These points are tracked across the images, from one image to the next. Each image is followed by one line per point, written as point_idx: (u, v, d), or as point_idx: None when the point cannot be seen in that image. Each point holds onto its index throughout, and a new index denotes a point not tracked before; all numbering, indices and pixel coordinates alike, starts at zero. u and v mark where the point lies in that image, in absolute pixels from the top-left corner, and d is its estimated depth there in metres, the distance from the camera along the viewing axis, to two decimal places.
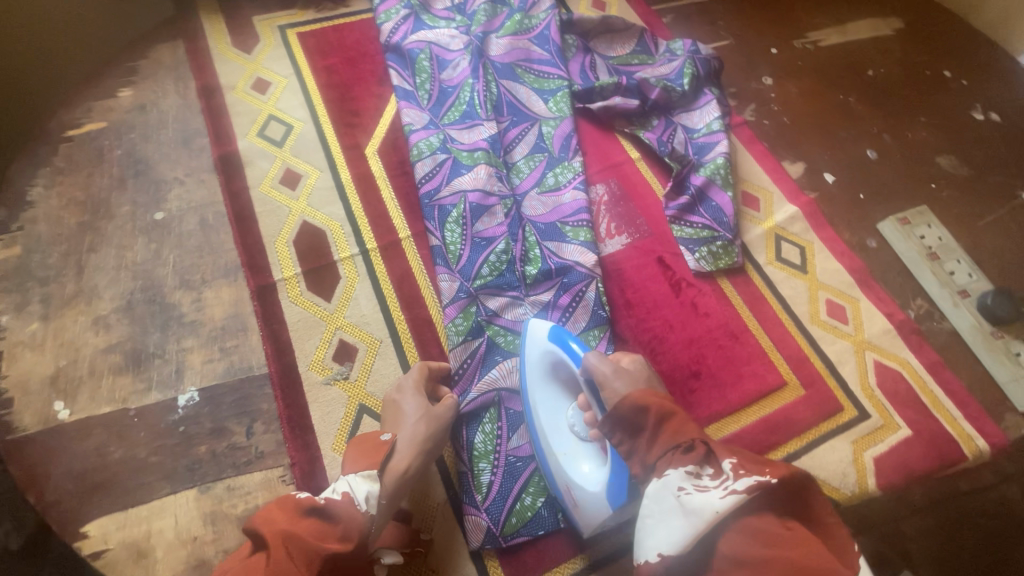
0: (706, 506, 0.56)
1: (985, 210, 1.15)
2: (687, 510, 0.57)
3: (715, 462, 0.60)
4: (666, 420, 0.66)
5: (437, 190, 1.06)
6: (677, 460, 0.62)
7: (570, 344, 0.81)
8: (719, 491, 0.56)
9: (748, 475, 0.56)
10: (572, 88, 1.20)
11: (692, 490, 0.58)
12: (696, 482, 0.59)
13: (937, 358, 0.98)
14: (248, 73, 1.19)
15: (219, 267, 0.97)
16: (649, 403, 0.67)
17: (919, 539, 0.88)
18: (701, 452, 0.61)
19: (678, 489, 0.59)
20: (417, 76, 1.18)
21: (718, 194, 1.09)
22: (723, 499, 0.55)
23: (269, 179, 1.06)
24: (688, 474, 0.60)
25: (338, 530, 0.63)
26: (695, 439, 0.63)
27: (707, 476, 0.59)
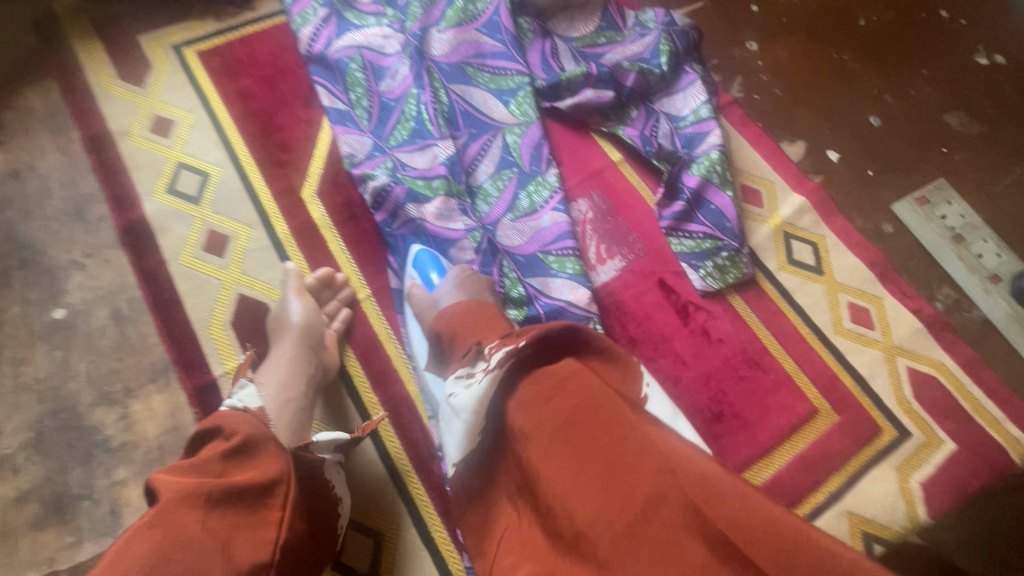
0: (468, 402, 0.61)
1: (1003, 173, 1.04)
2: (461, 410, 0.62)
3: (479, 355, 0.64)
4: (456, 331, 0.69)
5: (390, 221, 0.91)
6: (459, 364, 0.66)
7: (430, 272, 0.84)
8: (478, 382, 0.60)
9: (499, 352, 0.60)
10: (534, 85, 1.02)
11: (457, 393, 0.63)
12: (465, 380, 0.63)
13: (973, 355, 0.89)
14: (142, 112, 0.98)
15: (145, 369, 0.80)
16: (441, 324, 0.72)
17: (948, 525, 0.79)
18: (473, 354, 0.64)
19: (449, 393, 0.65)
20: (351, 91, 0.99)
21: (716, 194, 0.95)
22: (484, 381, 0.59)
23: (190, 248, 0.88)
24: (457, 377, 0.64)
25: (222, 434, 0.59)
26: (472, 344, 0.66)
27: (476, 368, 0.62)
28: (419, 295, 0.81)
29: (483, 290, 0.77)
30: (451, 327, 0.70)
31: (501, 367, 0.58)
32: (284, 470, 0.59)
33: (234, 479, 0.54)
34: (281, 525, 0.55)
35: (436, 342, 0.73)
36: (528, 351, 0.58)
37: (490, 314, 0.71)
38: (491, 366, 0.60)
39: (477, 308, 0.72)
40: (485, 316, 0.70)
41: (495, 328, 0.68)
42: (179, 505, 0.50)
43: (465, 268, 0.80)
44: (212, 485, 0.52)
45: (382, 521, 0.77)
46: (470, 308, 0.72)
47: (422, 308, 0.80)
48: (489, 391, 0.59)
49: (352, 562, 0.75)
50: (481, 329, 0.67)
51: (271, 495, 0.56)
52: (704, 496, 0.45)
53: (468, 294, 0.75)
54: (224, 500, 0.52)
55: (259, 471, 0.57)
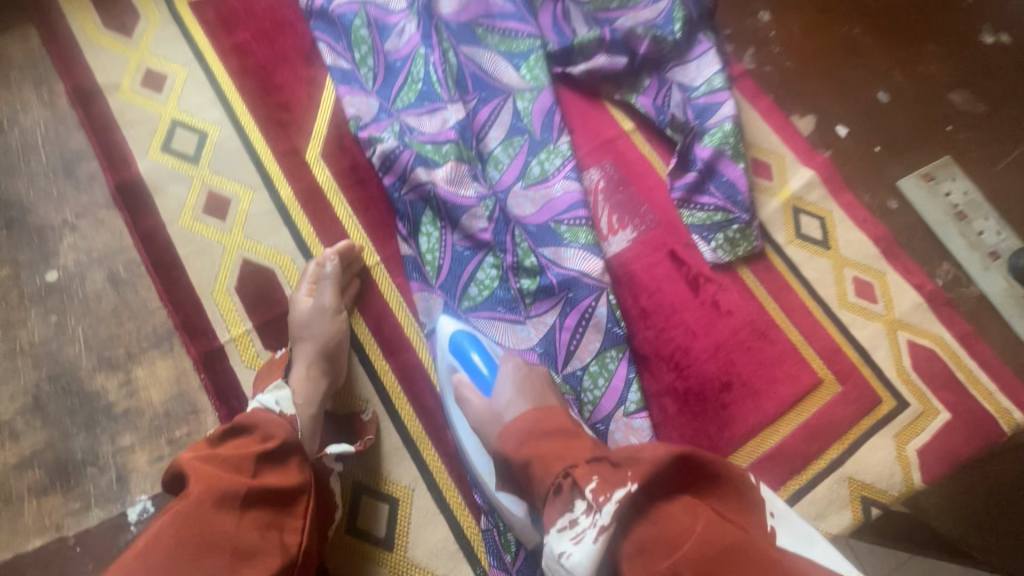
0: (584, 559, 0.50)
1: (1004, 152, 1.06)
2: (577, 570, 0.50)
3: (577, 494, 0.53)
4: (532, 461, 0.60)
5: (399, 186, 0.88)
6: (553, 510, 0.54)
7: (471, 354, 0.76)
8: (590, 535, 0.50)
9: (608, 499, 0.50)
10: (546, 49, 0.99)
11: (569, 550, 0.51)
12: (570, 533, 0.51)
13: (969, 329, 0.92)
14: (132, 65, 0.92)
15: (147, 335, 0.78)
16: (508, 446, 0.64)
17: (936, 495, 0.83)
18: (567, 491, 0.54)
19: (558, 552, 0.52)
20: (355, 50, 0.95)
21: (728, 166, 0.95)
22: (597, 538, 0.50)
23: (190, 210, 0.84)
24: (560, 531, 0.52)
25: (257, 434, 0.59)
26: (559, 474, 0.56)
27: (579, 515, 0.52)
28: (470, 397, 0.72)
29: (544, 392, 0.70)
30: (527, 454, 0.61)
31: (615, 522, 0.49)
32: (306, 479, 0.60)
33: (268, 482, 0.55)
34: (302, 532, 0.56)
35: (508, 466, 0.65)
36: (640, 494, 0.50)
37: (558, 420, 0.64)
38: (602, 522, 0.50)
39: (541, 415, 0.65)
40: (563, 436, 0.62)
41: (582, 446, 0.59)
42: (215, 504, 0.50)
43: (517, 363, 0.73)
44: (247, 487, 0.53)
45: (397, 486, 0.77)
46: (539, 421, 0.64)
47: (478, 414, 0.71)
48: (605, 549, 0.49)
49: (369, 528, 0.75)
50: (561, 454, 0.58)
51: (296, 503, 0.57)
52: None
53: (530, 399, 0.68)
54: (255, 503, 0.53)
55: (287, 479, 0.57)
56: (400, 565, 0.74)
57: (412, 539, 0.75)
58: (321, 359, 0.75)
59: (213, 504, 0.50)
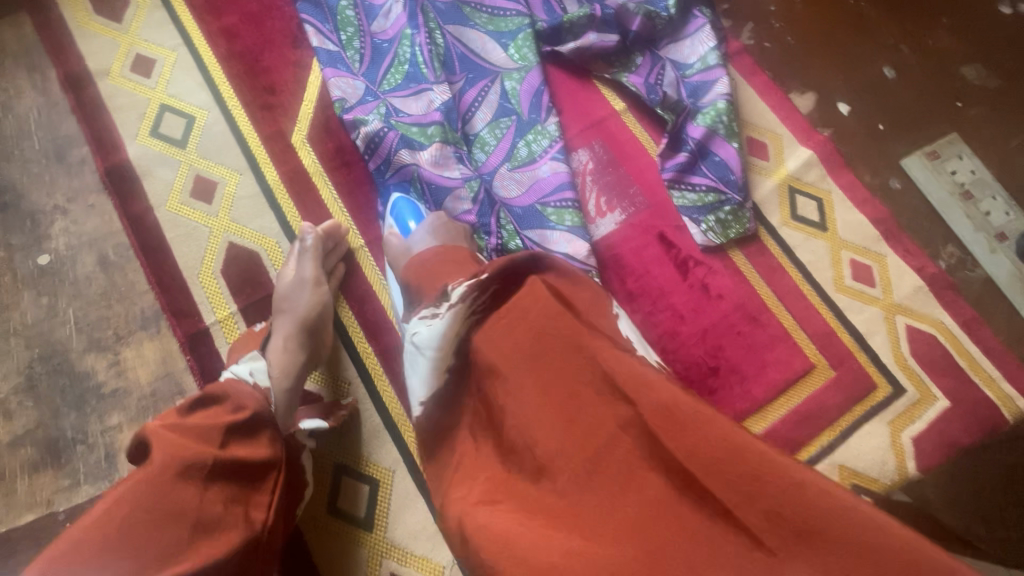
0: (435, 337, 0.57)
1: (1017, 130, 1.01)
2: (425, 346, 0.58)
3: (446, 293, 0.58)
4: (426, 277, 0.65)
5: (384, 169, 0.88)
6: (423, 304, 0.61)
7: (408, 222, 0.83)
8: (444, 315, 0.57)
9: (461, 284, 0.57)
10: (535, 27, 0.97)
11: (421, 330, 0.58)
12: (428, 318, 0.58)
13: (972, 313, 0.88)
14: (122, 51, 0.93)
15: (135, 317, 0.79)
16: (411, 270, 0.67)
17: (937, 483, 0.80)
18: (439, 292, 0.59)
19: (413, 331, 0.59)
20: (341, 32, 0.94)
21: (721, 146, 0.92)
22: (450, 320, 0.56)
23: (177, 194, 0.85)
24: (422, 317, 0.59)
25: (229, 405, 0.58)
26: (442, 286, 0.60)
27: (442, 302, 0.57)
28: (394, 244, 0.79)
29: (459, 240, 0.77)
30: (419, 275, 0.66)
31: (466, 299, 0.56)
32: (275, 454, 0.62)
33: (238, 455, 0.56)
34: (268, 506, 0.58)
35: (406, 287, 0.68)
36: (490, 281, 0.56)
37: (463, 258, 0.66)
38: (455, 300, 0.56)
39: (449, 251, 0.68)
40: (456, 261, 0.65)
41: (462, 270, 0.64)
42: (181, 474, 0.49)
43: (441, 218, 0.78)
44: (215, 458, 0.52)
45: (379, 468, 0.78)
46: (442, 252, 0.67)
47: (397, 256, 0.78)
48: (451, 326, 0.56)
49: (351, 509, 0.76)
50: (449, 271, 0.64)
51: (263, 478, 0.59)
52: (665, 427, 0.45)
53: (448, 244, 0.74)
54: (224, 475, 0.53)
55: (258, 451, 0.59)
56: (380, 546, 0.75)
57: (392, 520, 0.76)
58: (301, 333, 0.74)
59: (180, 476, 0.49)
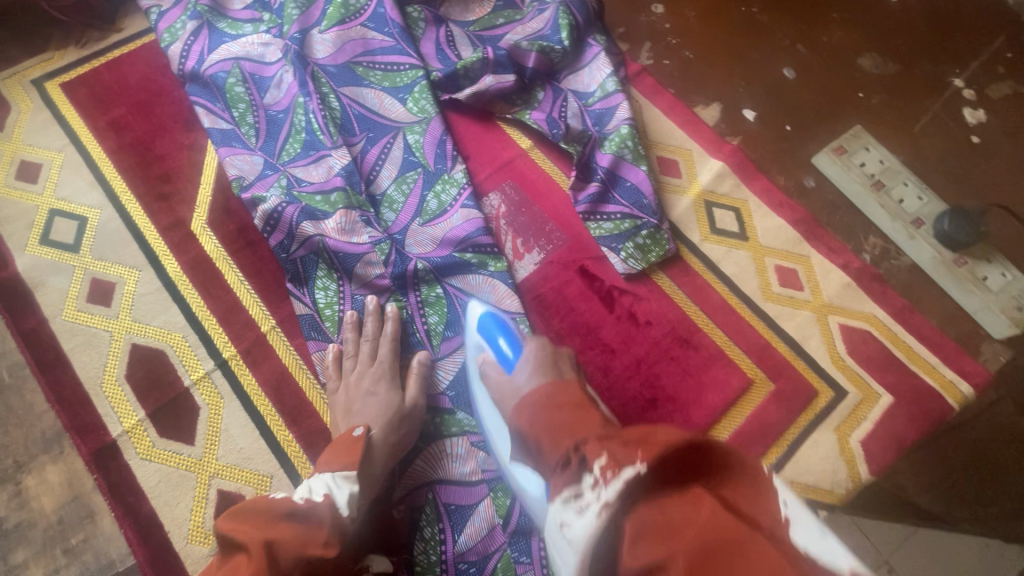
0: (583, 533, 0.48)
1: (920, 114, 1.03)
2: (575, 543, 0.48)
3: (586, 469, 0.51)
4: (543, 434, 0.58)
5: (288, 242, 0.84)
6: (559, 482, 0.52)
7: (498, 339, 0.75)
8: (594, 507, 0.48)
9: (617, 476, 0.48)
10: (430, 78, 0.96)
11: (572, 523, 0.49)
12: (575, 505, 0.50)
13: (903, 302, 0.87)
14: (6, 159, 0.90)
15: (35, 440, 0.74)
16: (525, 425, 0.60)
17: (912, 470, 0.80)
18: (575, 467, 0.52)
19: (559, 522, 0.51)
20: (233, 108, 0.92)
21: (631, 171, 0.91)
22: (600, 513, 0.47)
23: (73, 301, 0.81)
24: (565, 502, 0.51)
25: (321, 536, 0.54)
26: (568, 448, 0.54)
27: (586, 490, 0.50)
28: (492, 374, 0.72)
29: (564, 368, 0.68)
30: (537, 431, 0.59)
31: (619, 497, 0.47)
32: None
33: None
34: None
35: (518, 437, 0.62)
36: (625, 389, 0.54)
37: (578, 403, 0.60)
38: (609, 500, 0.47)
39: (558, 393, 0.62)
40: (574, 412, 0.58)
41: (594, 421, 0.57)
42: None
43: (546, 349, 0.71)
44: None
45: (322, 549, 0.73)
46: (554, 394, 0.62)
47: (501, 391, 0.70)
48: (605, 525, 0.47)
49: None
50: (582, 428, 0.55)
51: None
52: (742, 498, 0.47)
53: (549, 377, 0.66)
54: None
55: None
56: None
57: None
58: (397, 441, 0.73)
59: None
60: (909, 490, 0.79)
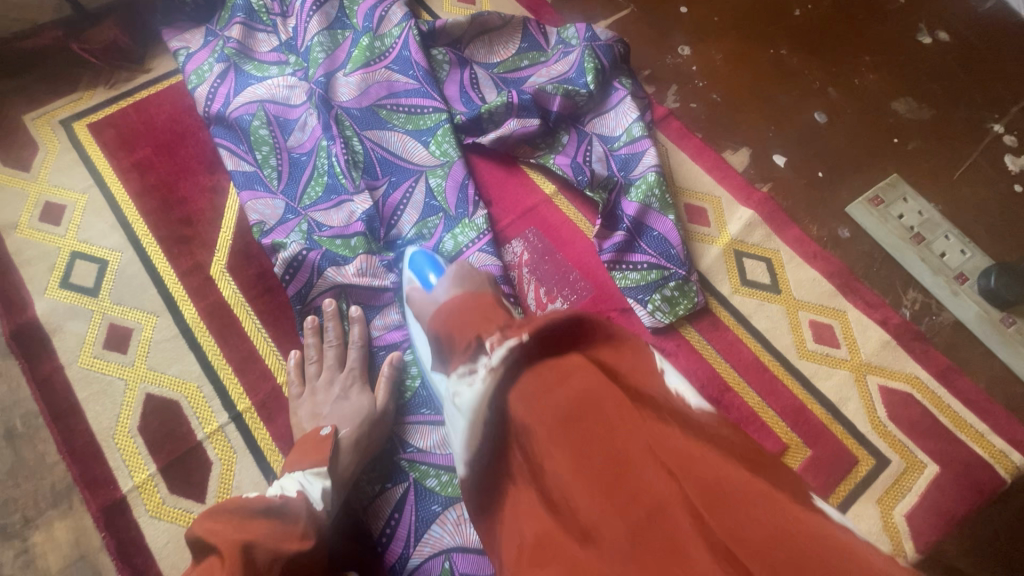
0: (471, 397, 0.50)
1: (959, 161, 0.99)
2: (464, 409, 0.50)
3: (482, 350, 0.50)
4: (450, 328, 0.56)
5: (308, 287, 0.82)
6: (457, 361, 0.53)
7: (428, 273, 0.77)
8: (480, 372, 0.49)
9: (501, 343, 0.49)
10: (453, 121, 0.95)
11: (461, 390, 0.51)
12: (467, 378, 0.51)
13: (947, 363, 0.83)
14: (30, 201, 0.90)
15: (45, 494, 0.73)
16: (432, 327, 0.59)
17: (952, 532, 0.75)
18: (472, 350, 0.51)
19: (452, 392, 0.52)
20: (256, 151, 0.91)
21: (657, 220, 0.88)
22: (486, 378, 0.48)
23: (89, 347, 0.80)
24: (460, 376, 0.51)
25: (297, 530, 0.54)
26: (472, 339, 0.52)
27: (479, 364, 0.50)
28: (417, 299, 0.73)
29: (482, 284, 0.66)
30: (444, 327, 0.57)
31: (504, 363, 0.48)
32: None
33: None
34: None
35: (433, 343, 0.59)
36: (533, 344, 0.47)
37: (488, 304, 0.57)
38: (494, 362, 0.48)
39: (475, 300, 0.58)
40: (484, 308, 0.55)
41: (496, 318, 0.53)
42: None
43: (465, 269, 0.70)
44: None
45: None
46: (465, 300, 0.58)
47: (422, 309, 0.71)
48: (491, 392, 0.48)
49: None
50: (485, 317, 0.54)
51: None
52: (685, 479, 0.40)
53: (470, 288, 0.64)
54: None
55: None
56: None
57: None
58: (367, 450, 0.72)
59: None
60: (949, 553, 0.74)
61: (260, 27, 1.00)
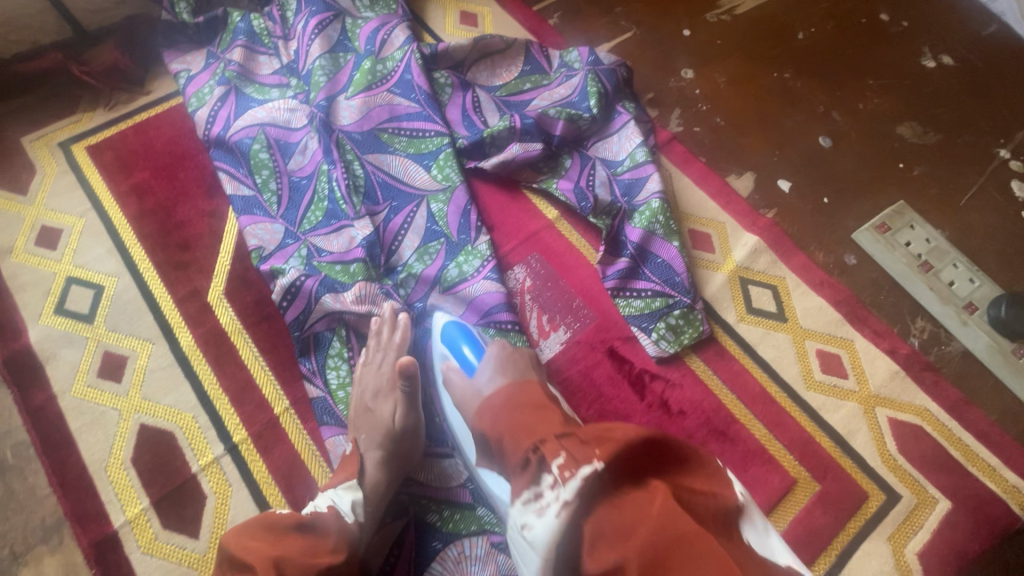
0: (544, 531, 0.48)
1: (965, 187, 0.98)
2: (537, 543, 0.49)
3: (545, 469, 0.50)
4: (504, 435, 0.57)
5: (306, 315, 0.80)
6: (520, 484, 0.52)
7: (463, 347, 0.75)
8: (553, 509, 0.48)
9: (574, 475, 0.48)
10: (455, 146, 0.94)
11: (533, 523, 0.49)
12: (535, 506, 0.49)
13: (958, 395, 0.81)
14: (27, 224, 0.89)
15: (34, 529, 0.71)
16: (484, 424, 0.60)
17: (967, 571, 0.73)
18: (534, 466, 0.51)
19: (520, 524, 0.51)
20: (257, 175, 0.90)
21: (661, 247, 0.87)
22: (559, 514, 0.47)
23: (83, 376, 0.79)
24: (526, 504, 0.51)
25: (328, 544, 0.56)
26: (528, 448, 0.53)
27: (545, 490, 0.49)
28: (453, 379, 0.70)
29: (525, 367, 0.67)
30: (497, 430, 0.58)
31: (578, 498, 0.47)
32: None
33: None
34: None
35: (481, 440, 0.61)
36: (605, 472, 0.47)
37: (538, 402, 0.59)
38: (568, 497, 0.47)
39: (521, 391, 0.61)
40: (540, 412, 0.57)
41: (552, 420, 0.56)
42: None
43: (504, 349, 0.70)
44: None
45: None
46: (516, 394, 0.61)
47: (461, 395, 0.68)
48: (566, 526, 0.47)
49: None
50: (542, 423, 0.55)
51: None
52: None
53: (513, 375, 0.65)
54: None
55: None
56: None
57: None
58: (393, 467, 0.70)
59: None
60: None
61: (262, 50, 1.00)
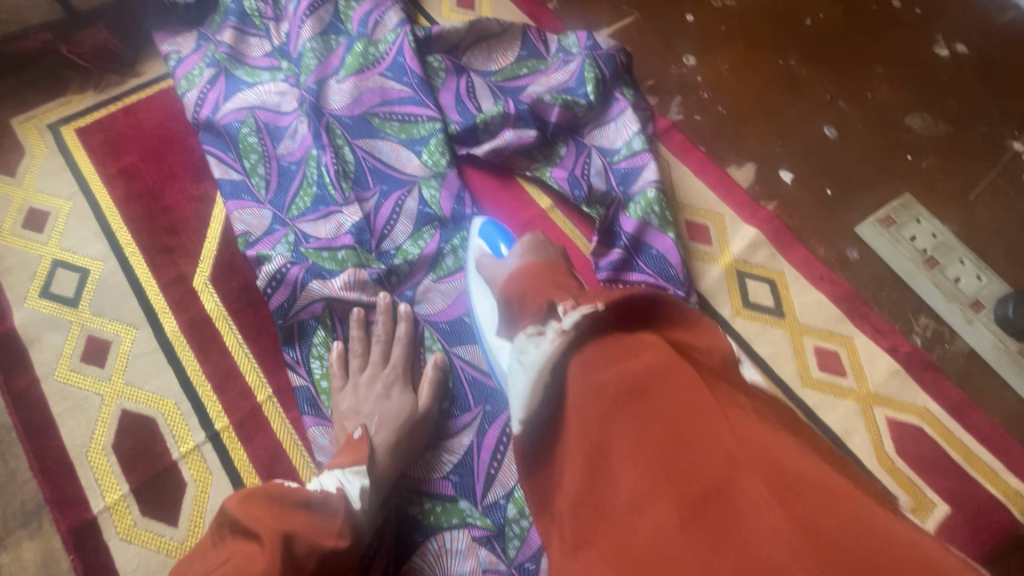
0: (541, 355, 0.49)
1: (975, 181, 0.94)
2: (529, 366, 0.50)
3: (552, 313, 0.51)
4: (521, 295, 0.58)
5: (289, 303, 0.78)
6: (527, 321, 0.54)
7: (499, 244, 0.81)
8: (551, 334, 0.49)
9: (574, 308, 0.49)
10: (447, 131, 0.92)
11: (530, 348, 0.50)
12: (536, 337, 0.51)
13: (960, 396, 0.79)
14: (14, 207, 0.88)
15: (14, 513, 0.70)
16: (504, 290, 0.62)
17: None
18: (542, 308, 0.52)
19: (520, 349, 0.52)
20: (245, 159, 0.89)
21: (657, 238, 0.85)
22: (556, 340, 0.49)
23: (67, 360, 0.78)
24: (529, 336, 0.52)
25: (332, 527, 0.51)
26: (544, 302, 0.53)
27: (548, 326, 0.50)
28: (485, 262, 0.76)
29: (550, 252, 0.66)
30: (516, 290, 0.59)
31: (576, 327, 0.48)
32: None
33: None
34: None
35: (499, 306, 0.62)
36: (605, 313, 0.48)
37: (559, 272, 0.59)
38: (567, 327, 0.48)
39: (543, 268, 0.60)
40: (560, 275, 0.58)
41: (569, 287, 0.55)
42: None
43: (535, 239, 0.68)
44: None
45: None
46: (535, 267, 0.60)
47: (491, 273, 0.74)
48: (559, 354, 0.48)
49: None
50: (562, 284, 0.56)
51: None
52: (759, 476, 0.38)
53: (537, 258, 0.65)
54: None
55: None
56: None
57: None
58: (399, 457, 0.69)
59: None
60: None
61: (253, 31, 0.98)
